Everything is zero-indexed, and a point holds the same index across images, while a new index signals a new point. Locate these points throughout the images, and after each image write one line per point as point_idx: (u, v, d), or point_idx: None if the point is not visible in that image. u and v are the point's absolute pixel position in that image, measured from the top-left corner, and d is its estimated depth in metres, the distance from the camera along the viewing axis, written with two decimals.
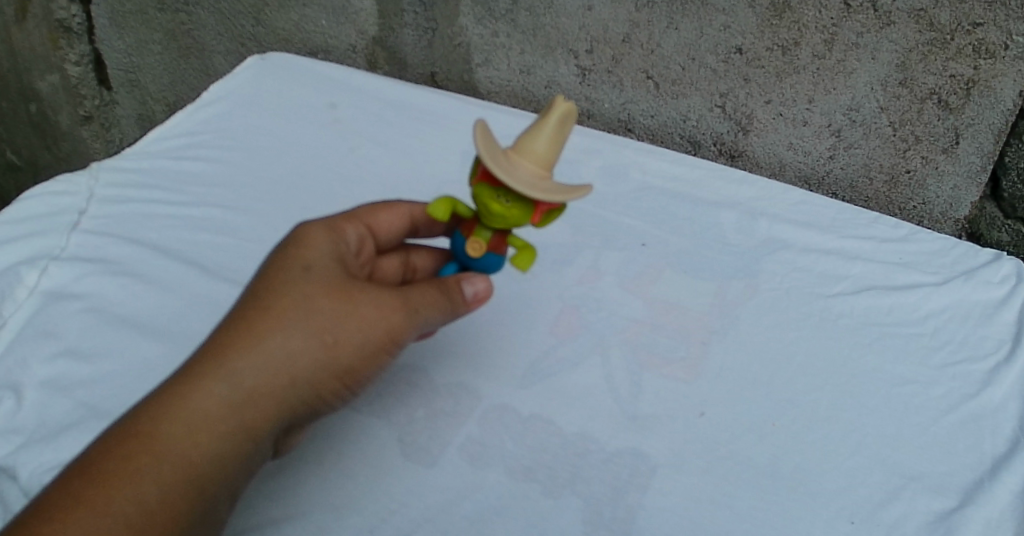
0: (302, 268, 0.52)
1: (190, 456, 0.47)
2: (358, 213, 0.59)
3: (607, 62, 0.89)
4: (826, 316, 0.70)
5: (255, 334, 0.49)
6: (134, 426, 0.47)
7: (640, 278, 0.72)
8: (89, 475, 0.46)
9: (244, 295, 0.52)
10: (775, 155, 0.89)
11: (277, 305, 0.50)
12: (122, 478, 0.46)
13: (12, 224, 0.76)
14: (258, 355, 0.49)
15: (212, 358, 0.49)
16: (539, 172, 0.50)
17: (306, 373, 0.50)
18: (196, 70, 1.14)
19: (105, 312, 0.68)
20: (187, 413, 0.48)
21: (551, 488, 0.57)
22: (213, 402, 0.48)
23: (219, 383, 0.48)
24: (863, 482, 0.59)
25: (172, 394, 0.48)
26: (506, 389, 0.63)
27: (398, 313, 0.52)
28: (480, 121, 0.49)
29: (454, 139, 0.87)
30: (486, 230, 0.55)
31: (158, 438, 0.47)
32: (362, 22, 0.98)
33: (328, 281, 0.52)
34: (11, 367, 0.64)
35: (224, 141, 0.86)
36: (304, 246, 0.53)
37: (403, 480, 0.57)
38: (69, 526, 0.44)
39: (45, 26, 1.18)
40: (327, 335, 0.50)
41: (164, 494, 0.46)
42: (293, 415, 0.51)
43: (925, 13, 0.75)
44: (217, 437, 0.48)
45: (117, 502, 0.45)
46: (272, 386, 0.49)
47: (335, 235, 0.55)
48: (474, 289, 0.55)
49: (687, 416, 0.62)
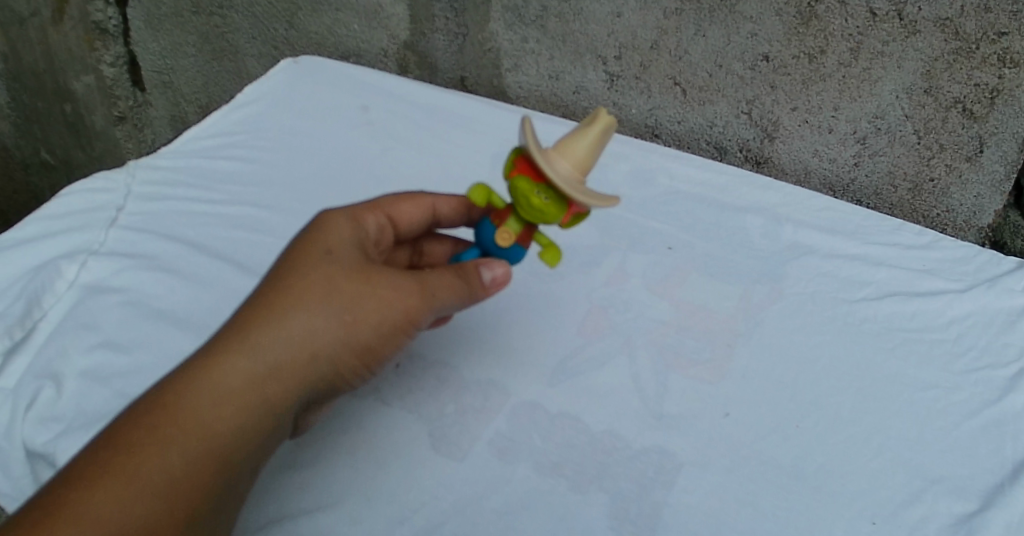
0: (326, 253, 0.54)
1: (216, 428, 0.50)
2: (382, 201, 0.61)
3: (635, 68, 0.91)
4: (849, 321, 0.71)
5: (278, 314, 0.52)
6: (163, 397, 0.50)
7: (667, 281, 0.74)
8: (119, 443, 0.48)
9: (267, 277, 0.54)
10: (801, 162, 0.90)
11: (301, 286, 0.53)
12: (149, 447, 0.48)
13: (52, 219, 0.78)
14: (282, 332, 0.51)
15: (237, 336, 0.51)
16: (577, 175, 0.52)
17: (327, 351, 0.52)
18: (229, 72, 1.17)
19: (143, 306, 0.70)
20: (214, 386, 0.50)
21: (578, 483, 0.58)
22: (237, 377, 0.51)
23: (243, 359, 0.51)
24: (885, 484, 0.60)
25: (199, 369, 0.50)
26: (535, 387, 0.64)
27: (417, 297, 0.54)
28: (528, 119, 0.51)
29: (482, 142, 0.89)
30: (517, 222, 0.56)
31: (185, 410, 0.49)
32: (394, 27, 1.00)
33: (351, 266, 0.54)
34: (52, 357, 0.67)
35: (258, 141, 0.88)
36: (326, 233, 0.56)
37: (433, 472, 0.59)
38: (100, 490, 0.46)
39: (81, 28, 1.21)
40: (348, 316, 0.53)
41: (189, 463, 0.48)
42: (313, 392, 0.53)
43: (950, 22, 0.76)
44: (242, 409, 0.50)
45: (146, 469, 0.47)
46: (296, 363, 0.52)
47: (357, 225, 0.58)
48: (493, 273, 0.56)
49: (712, 416, 0.63)
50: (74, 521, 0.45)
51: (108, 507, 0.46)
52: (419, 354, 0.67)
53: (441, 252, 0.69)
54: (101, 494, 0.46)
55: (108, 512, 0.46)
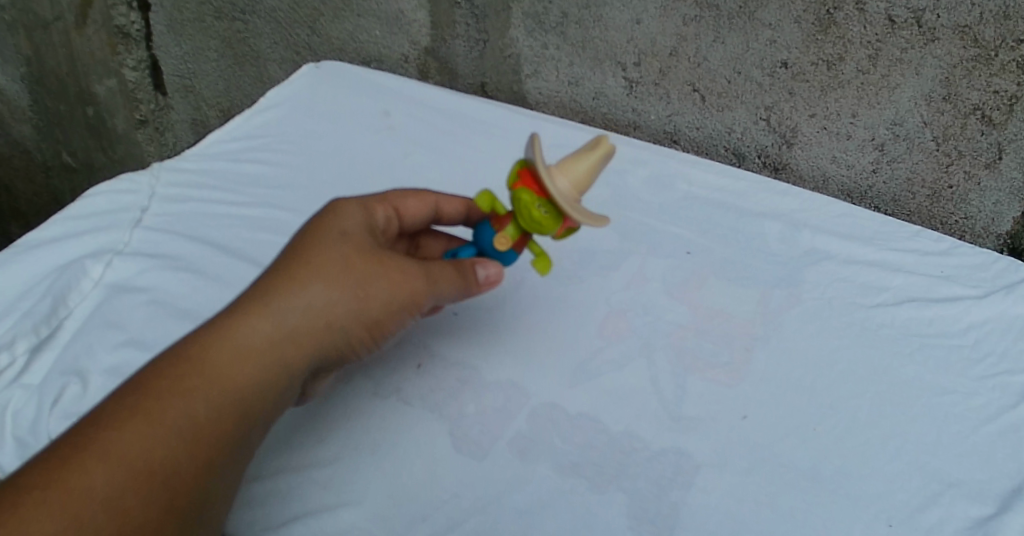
0: (341, 233, 0.58)
1: (234, 384, 0.53)
2: (390, 197, 0.64)
3: (654, 74, 0.92)
4: (867, 325, 0.71)
5: (297, 284, 0.55)
6: (185, 353, 0.53)
7: (685, 285, 0.74)
8: (142, 392, 0.52)
9: (284, 252, 0.58)
10: (819, 168, 0.91)
11: (318, 261, 0.56)
12: (171, 397, 0.52)
13: (78, 220, 0.80)
14: (300, 301, 0.55)
15: (257, 302, 0.55)
16: (576, 193, 0.54)
17: (340, 321, 0.56)
18: (251, 77, 1.19)
19: (167, 305, 0.71)
20: (234, 346, 0.54)
21: (598, 482, 0.59)
22: (256, 338, 0.54)
23: (262, 323, 0.54)
24: (903, 486, 0.60)
25: (220, 329, 0.54)
26: (555, 388, 0.65)
27: (424, 279, 0.57)
28: (536, 136, 0.53)
29: (501, 147, 0.90)
30: (515, 229, 0.58)
31: (206, 365, 0.53)
32: (415, 33, 1.02)
33: (364, 246, 0.58)
34: (78, 354, 0.68)
35: (281, 145, 0.89)
36: (340, 216, 0.59)
37: (455, 471, 0.60)
38: (124, 432, 0.50)
39: (105, 32, 1.23)
40: (361, 291, 0.56)
41: (208, 415, 0.52)
42: (323, 360, 0.57)
43: (969, 30, 0.76)
44: (259, 368, 0.54)
45: (169, 416, 0.51)
46: (311, 331, 0.55)
47: (366, 210, 0.61)
48: (487, 272, 0.59)
49: (731, 418, 0.64)
50: (99, 458, 0.49)
51: (131, 448, 0.49)
52: (440, 354, 0.67)
53: (436, 247, 0.71)
54: (125, 434, 0.50)
55: (131, 452, 0.49)
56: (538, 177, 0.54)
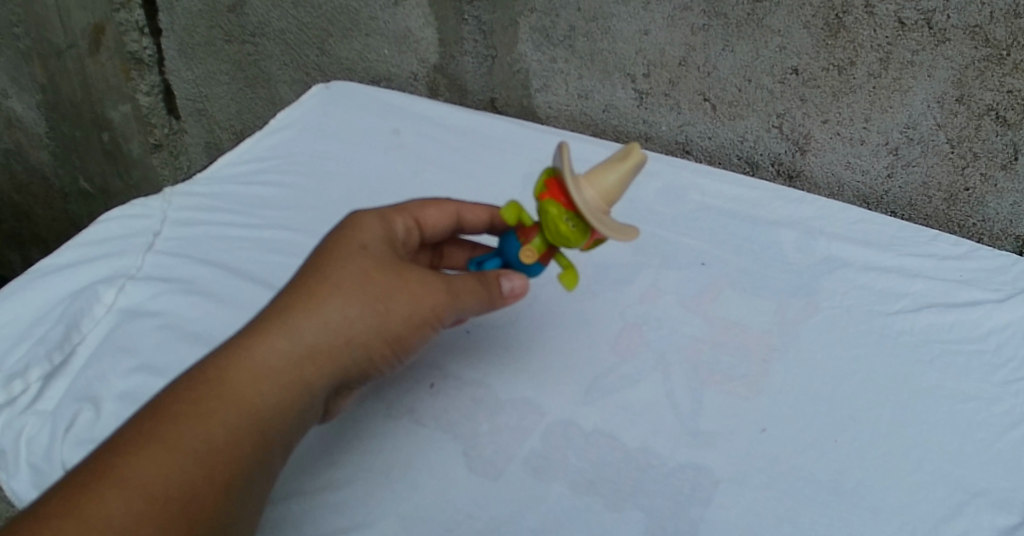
0: (360, 247, 0.58)
1: (254, 403, 0.53)
2: (409, 208, 0.64)
3: (663, 85, 0.91)
4: (886, 333, 0.70)
5: (316, 300, 0.55)
6: (204, 373, 0.53)
7: (700, 297, 0.73)
8: (161, 414, 0.52)
9: (304, 267, 0.58)
10: (833, 175, 0.90)
11: (337, 276, 0.56)
12: (191, 418, 0.52)
13: (90, 245, 0.80)
14: (318, 317, 0.55)
15: (276, 319, 0.55)
16: (604, 205, 0.54)
17: (360, 337, 0.56)
18: (262, 98, 1.20)
19: (179, 329, 0.71)
20: (254, 365, 0.53)
21: (614, 501, 0.58)
22: (275, 357, 0.54)
23: (281, 340, 0.54)
24: (926, 497, 0.59)
25: (239, 348, 0.54)
26: (569, 405, 0.64)
27: (443, 293, 0.57)
28: (563, 146, 0.53)
29: (511, 163, 0.90)
30: (541, 241, 0.58)
31: (224, 386, 0.53)
32: (423, 50, 1.02)
33: (383, 260, 0.58)
34: (91, 380, 0.68)
35: (292, 166, 0.89)
36: (358, 230, 0.59)
37: (468, 492, 0.59)
38: (143, 456, 0.50)
39: (118, 58, 1.24)
40: (380, 305, 0.56)
41: (227, 436, 0.52)
42: (345, 376, 0.57)
43: (979, 30, 0.75)
44: (279, 387, 0.54)
45: (188, 438, 0.51)
46: (330, 348, 0.55)
47: (385, 223, 0.61)
48: (512, 284, 0.59)
49: (749, 431, 0.62)
50: (118, 483, 0.49)
51: (150, 473, 0.49)
52: (453, 373, 0.66)
53: (461, 256, 0.71)
54: (144, 458, 0.50)
55: (151, 476, 0.49)
56: (566, 188, 0.54)
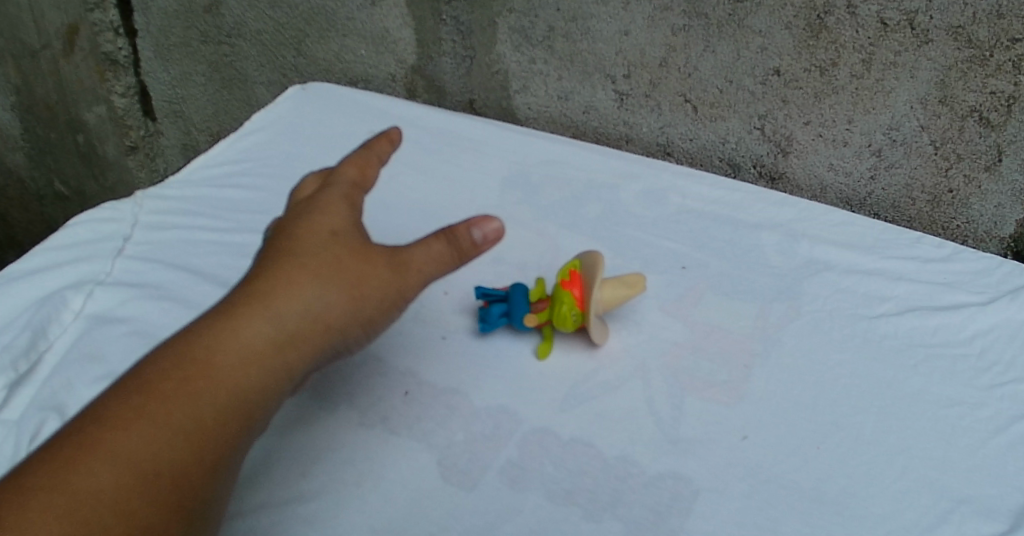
0: (329, 235, 0.63)
1: (239, 383, 0.56)
2: (354, 180, 0.68)
3: (644, 86, 0.90)
4: (869, 337, 0.69)
5: (293, 285, 0.60)
6: (186, 353, 0.56)
7: (680, 301, 0.72)
8: (144, 394, 0.54)
9: (274, 254, 0.62)
10: (816, 177, 0.89)
11: (311, 262, 0.61)
12: (178, 396, 0.54)
13: (60, 251, 0.77)
14: (296, 300, 0.59)
15: (255, 303, 0.59)
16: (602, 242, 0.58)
17: (337, 319, 0.60)
18: (239, 100, 1.18)
19: (148, 335, 0.68)
20: (238, 346, 0.57)
21: (593, 511, 0.56)
22: (259, 337, 0.58)
23: (263, 322, 0.58)
24: (909, 505, 0.58)
25: (220, 330, 0.57)
26: (547, 413, 0.63)
27: (409, 276, 0.62)
28: (567, 189, 0.57)
29: (491, 165, 0.88)
30: (544, 267, 0.61)
31: (209, 366, 0.56)
32: (401, 51, 1.00)
33: (351, 247, 0.62)
34: (57, 389, 0.64)
35: (266, 169, 0.88)
36: (325, 217, 0.64)
37: (442, 503, 0.57)
38: (129, 433, 0.52)
39: (92, 59, 1.22)
40: (354, 290, 0.61)
41: (215, 414, 0.55)
42: (320, 357, 0.61)
43: (962, 30, 0.74)
44: (264, 367, 0.57)
45: (176, 415, 0.54)
46: (310, 328, 0.59)
47: (347, 208, 0.65)
48: (482, 235, 0.63)
49: (731, 439, 0.61)
50: (107, 456, 0.51)
51: (135, 447, 0.52)
52: (428, 381, 0.65)
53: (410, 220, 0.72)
54: (132, 435, 0.52)
55: (138, 451, 0.52)
56: (571, 225, 0.58)
